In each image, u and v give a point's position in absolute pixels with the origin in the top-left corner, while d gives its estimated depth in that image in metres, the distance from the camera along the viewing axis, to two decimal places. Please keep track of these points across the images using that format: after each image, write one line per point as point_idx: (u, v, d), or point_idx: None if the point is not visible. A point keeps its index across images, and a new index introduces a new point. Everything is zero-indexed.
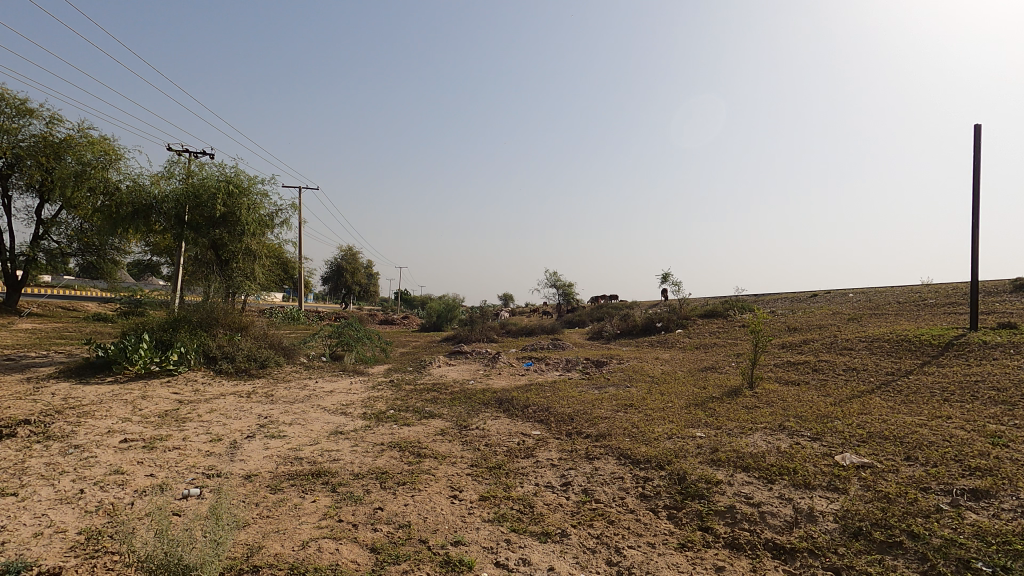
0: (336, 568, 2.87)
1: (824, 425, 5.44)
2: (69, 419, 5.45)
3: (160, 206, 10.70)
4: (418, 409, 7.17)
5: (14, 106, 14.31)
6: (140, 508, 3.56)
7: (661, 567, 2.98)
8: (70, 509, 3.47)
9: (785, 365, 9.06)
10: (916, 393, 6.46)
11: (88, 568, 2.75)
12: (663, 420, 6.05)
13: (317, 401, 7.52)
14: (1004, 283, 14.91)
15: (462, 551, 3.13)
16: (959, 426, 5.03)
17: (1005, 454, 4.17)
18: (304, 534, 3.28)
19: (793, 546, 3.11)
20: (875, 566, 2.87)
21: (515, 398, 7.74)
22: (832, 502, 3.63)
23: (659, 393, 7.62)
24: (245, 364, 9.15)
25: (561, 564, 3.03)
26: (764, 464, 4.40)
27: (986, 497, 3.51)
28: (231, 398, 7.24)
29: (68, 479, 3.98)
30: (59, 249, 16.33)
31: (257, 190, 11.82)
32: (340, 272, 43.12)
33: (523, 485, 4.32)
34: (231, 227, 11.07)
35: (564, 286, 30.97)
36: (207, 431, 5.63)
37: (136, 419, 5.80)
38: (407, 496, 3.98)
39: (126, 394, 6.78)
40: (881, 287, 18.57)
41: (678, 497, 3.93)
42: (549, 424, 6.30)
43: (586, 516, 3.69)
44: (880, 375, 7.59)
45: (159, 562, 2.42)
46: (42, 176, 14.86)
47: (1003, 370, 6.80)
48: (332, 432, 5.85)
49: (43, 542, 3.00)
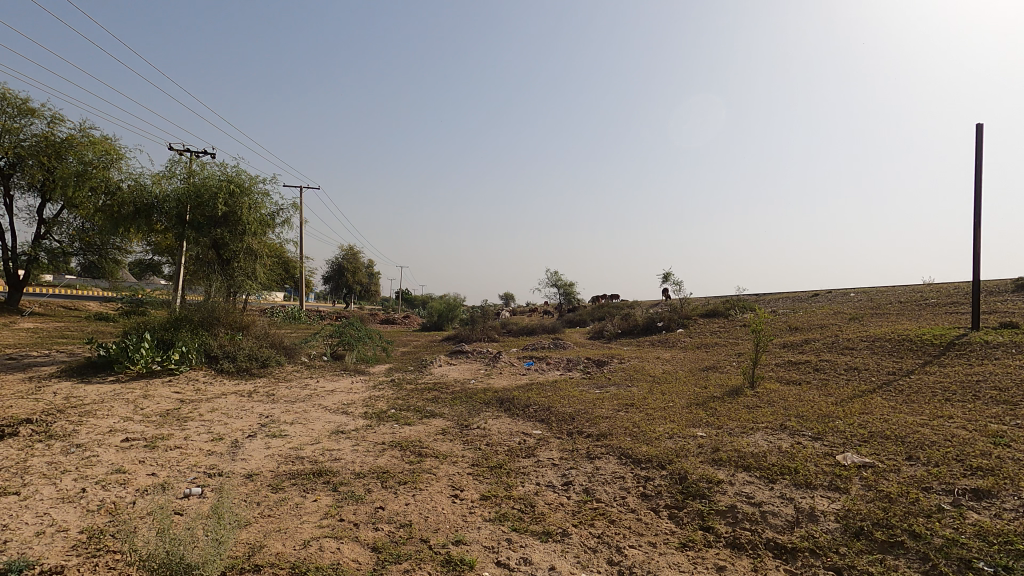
0: (338, 568, 2.87)
1: (826, 424, 5.43)
2: (70, 419, 5.45)
3: (161, 206, 10.72)
4: (418, 408, 7.16)
5: (16, 106, 14.34)
6: (142, 507, 3.57)
7: (663, 567, 2.98)
8: (73, 508, 3.48)
9: (786, 365, 9.04)
10: (918, 393, 6.44)
11: (90, 567, 2.75)
12: (664, 420, 6.04)
13: (318, 400, 7.52)
14: (1006, 282, 14.84)
15: (464, 551, 3.13)
16: (960, 426, 5.02)
17: (1006, 454, 4.15)
18: (305, 534, 3.28)
19: (793, 546, 3.11)
20: (877, 566, 2.87)
21: (515, 398, 7.74)
22: (834, 502, 3.63)
23: (661, 392, 7.61)
24: (247, 363, 9.15)
25: (562, 563, 3.03)
26: (765, 463, 4.40)
27: (987, 497, 3.50)
28: (233, 398, 7.24)
29: (70, 478, 3.99)
30: (61, 249, 16.36)
31: (258, 189, 11.84)
32: (342, 271, 43.16)
33: (524, 484, 4.32)
34: (232, 226, 11.11)
35: (565, 285, 30.94)
36: (209, 430, 5.63)
37: (138, 417, 5.82)
38: (408, 496, 3.98)
39: (128, 393, 6.80)
40: (882, 287, 18.51)
41: (679, 497, 3.93)
42: (550, 424, 6.30)
43: (587, 515, 3.69)
44: (881, 374, 7.56)
45: (160, 561, 2.42)
46: (44, 175, 14.88)
47: (1005, 369, 6.78)
48: (334, 431, 5.87)
49: (45, 542, 3.00)
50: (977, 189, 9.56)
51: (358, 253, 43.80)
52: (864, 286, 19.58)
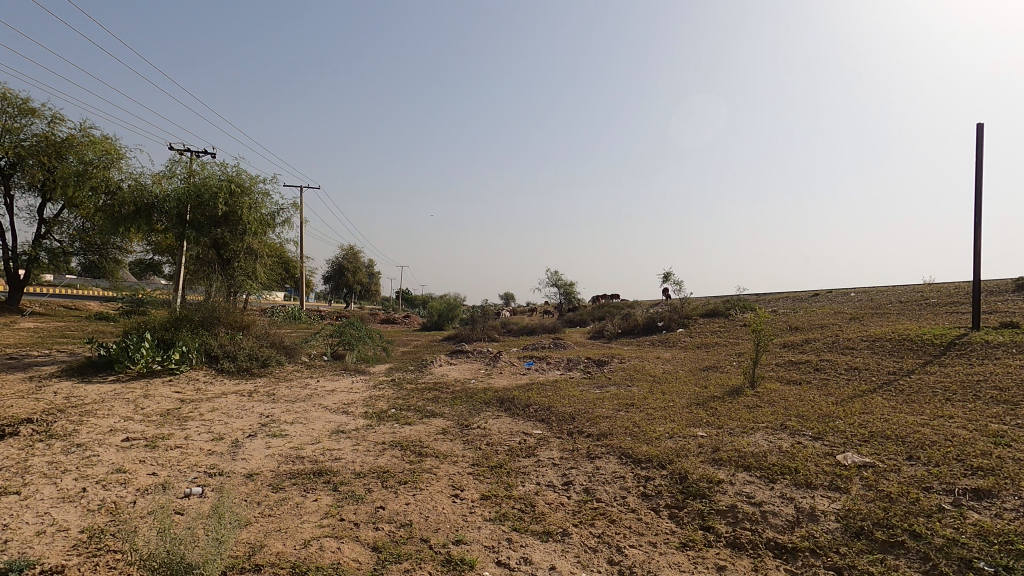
0: (338, 568, 2.87)
1: (826, 424, 5.43)
2: (71, 419, 5.45)
3: (162, 206, 10.71)
4: (419, 408, 7.17)
5: (16, 106, 14.35)
6: (142, 506, 3.57)
7: (663, 566, 2.98)
8: (73, 507, 3.48)
9: (787, 365, 9.03)
10: (919, 393, 6.43)
11: (91, 567, 2.75)
12: (664, 420, 6.04)
13: (318, 400, 7.52)
14: (1007, 282, 14.81)
15: (464, 550, 3.13)
16: (961, 426, 5.01)
17: (1007, 454, 4.15)
18: (306, 533, 3.28)
19: (794, 546, 3.11)
20: (877, 565, 2.87)
21: (515, 397, 7.74)
22: (834, 502, 3.63)
23: (661, 392, 7.60)
24: (247, 363, 9.16)
25: (562, 563, 3.03)
26: (765, 463, 4.40)
27: (988, 497, 3.50)
28: (233, 397, 7.25)
29: (71, 477, 4.00)
30: (61, 249, 16.36)
31: (258, 189, 11.85)
32: (342, 271, 43.17)
33: (525, 483, 4.33)
34: (233, 226, 11.12)
35: (565, 285, 30.93)
36: (209, 430, 5.64)
37: (138, 417, 5.83)
38: (408, 495, 3.98)
39: (128, 392, 6.81)
40: (883, 287, 18.48)
41: (680, 496, 3.93)
42: (550, 423, 6.30)
43: (588, 515, 3.69)
44: (882, 374, 7.55)
45: (161, 560, 2.42)
46: (44, 175, 14.89)
47: (1006, 369, 6.76)
48: (334, 431, 5.87)
49: (46, 541, 3.00)
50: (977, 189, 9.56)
51: (358, 253, 43.79)
52: (864, 286, 19.54)
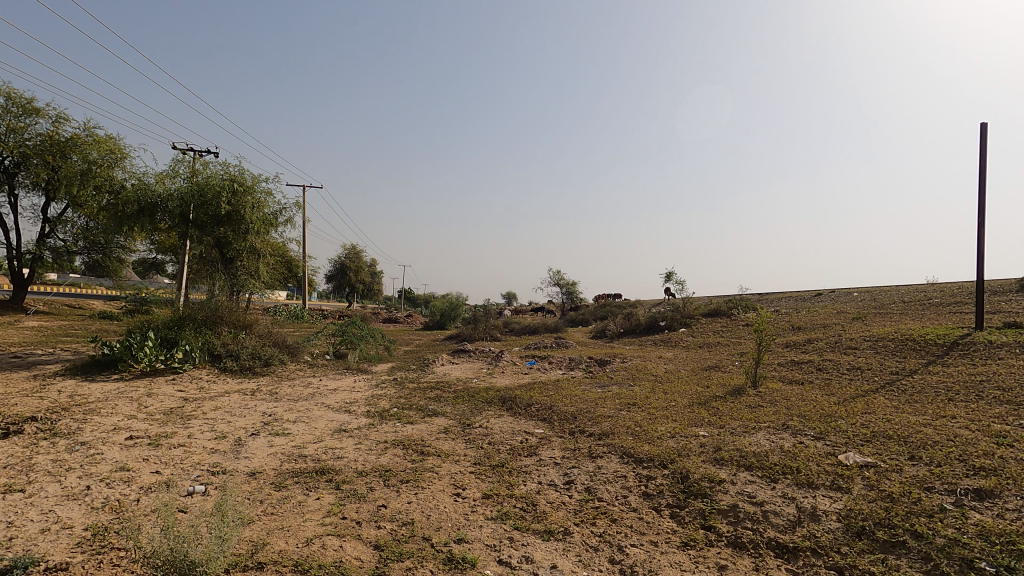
0: (341, 565, 2.89)
1: (828, 424, 5.41)
2: (76, 416, 5.53)
3: (165, 204, 10.70)
4: (421, 407, 7.19)
5: (22, 106, 14.48)
6: (145, 505, 3.60)
7: (664, 566, 2.98)
8: (77, 505, 3.51)
9: (789, 365, 8.98)
10: (921, 393, 6.40)
11: (93, 564, 2.77)
12: (666, 420, 6.03)
13: (320, 399, 7.54)
14: (1012, 281, 14.63)
15: (465, 549, 3.15)
16: (963, 426, 4.99)
17: (1009, 454, 4.13)
18: (309, 531, 3.31)
19: (795, 545, 3.12)
20: (879, 565, 2.87)
21: (518, 396, 7.77)
22: (835, 502, 3.63)
23: (663, 391, 7.61)
24: (250, 362, 9.16)
25: (563, 562, 3.05)
26: (767, 463, 4.40)
27: (990, 497, 3.49)
28: (236, 396, 7.27)
29: (75, 475, 4.02)
30: (65, 247, 16.41)
31: (262, 188, 11.81)
32: (344, 270, 43.34)
33: (526, 482, 4.34)
34: (236, 225, 11.17)
35: (565, 285, 30.77)
36: (213, 428, 5.68)
37: (142, 415, 5.85)
38: (410, 494, 4.00)
39: (131, 391, 6.82)
40: (887, 288, 18.32)
41: (681, 495, 3.94)
42: (552, 423, 6.30)
43: (588, 514, 3.70)
44: (884, 375, 7.51)
45: (165, 557, 2.43)
46: (49, 174, 14.94)
47: (1010, 370, 6.71)
48: (336, 430, 5.88)
49: (51, 538, 3.03)
50: (982, 190, 9.48)
51: (360, 253, 43.89)
52: (867, 287, 19.38)
